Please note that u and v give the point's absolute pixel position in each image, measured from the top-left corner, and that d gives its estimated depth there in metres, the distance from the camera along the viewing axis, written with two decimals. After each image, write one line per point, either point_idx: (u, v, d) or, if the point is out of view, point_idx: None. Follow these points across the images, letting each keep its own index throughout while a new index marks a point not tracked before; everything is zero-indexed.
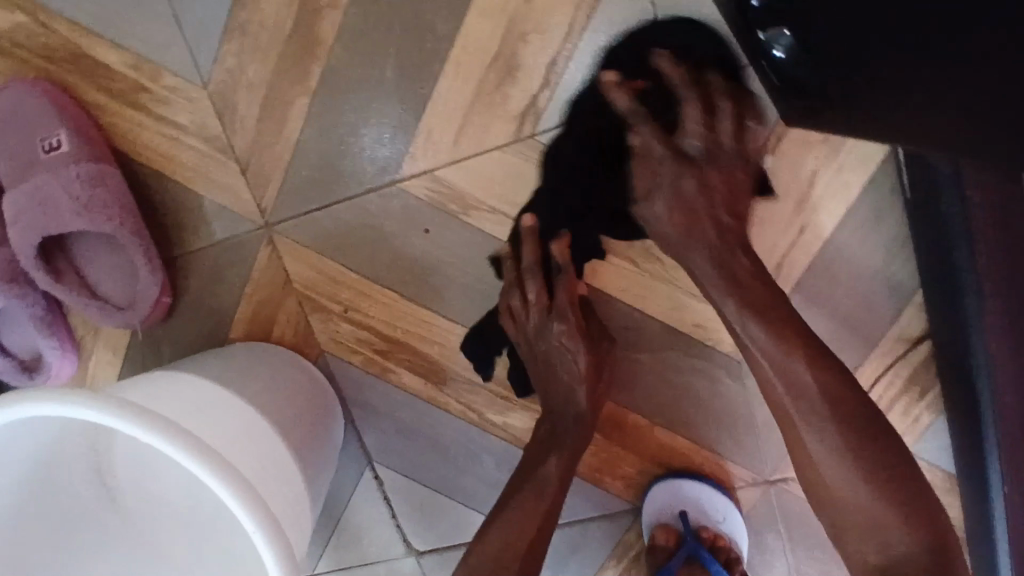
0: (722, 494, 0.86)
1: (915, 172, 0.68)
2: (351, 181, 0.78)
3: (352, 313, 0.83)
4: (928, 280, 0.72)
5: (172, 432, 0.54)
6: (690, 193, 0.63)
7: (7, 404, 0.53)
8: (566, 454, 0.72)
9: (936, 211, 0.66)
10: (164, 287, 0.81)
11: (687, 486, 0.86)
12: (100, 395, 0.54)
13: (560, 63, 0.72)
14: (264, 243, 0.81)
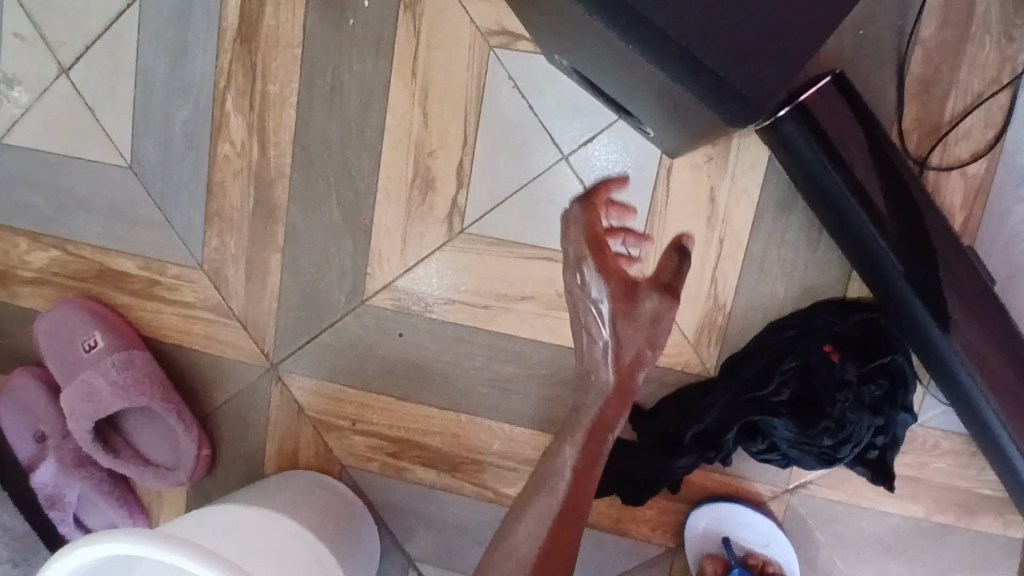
0: (758, 516, 0.84)
1: (792, 163, 0.74)
2: (329, 311, 0.91)
3: (360, 425, 0.93)
4: (847, 252, 0.75)
5: (227, 565, 0.65)
6: None
7: (99, 545, 0.64)
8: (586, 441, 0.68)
9: (812, 186, 0.73)
10: (201, 441, 0.94)
11: (720, 512, 0.84)
12: (169, 537, 0.65)
13: (467, 166, 0.84)
14: (273, 381, 0.93)
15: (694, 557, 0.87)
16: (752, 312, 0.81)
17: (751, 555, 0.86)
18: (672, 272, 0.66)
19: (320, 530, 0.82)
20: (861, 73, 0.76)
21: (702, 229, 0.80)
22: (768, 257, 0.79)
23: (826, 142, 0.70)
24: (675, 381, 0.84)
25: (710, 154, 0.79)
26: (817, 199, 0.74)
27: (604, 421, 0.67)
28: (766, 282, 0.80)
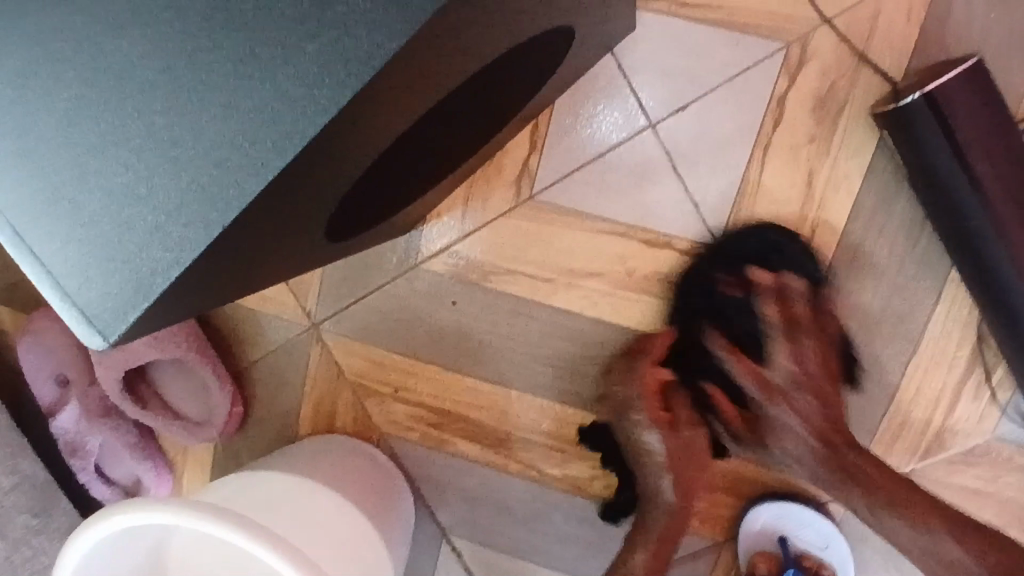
0: (824, 516, 0.81)
1: (905, 154, 0.68)
2: (379, 271, 0.85)
3: (402, 392, 0.89)
4: (958, 254, 0.69)
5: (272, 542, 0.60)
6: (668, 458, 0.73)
7: (127, 514, 0.60)
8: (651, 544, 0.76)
9: (932, 182, 0.67)
10: (234, 398, 0.90)
11: (786, 508, 0.81)
12: (203, 512, 0.60)
13: (541, 128, 0.78)
14: (314, 341, 0.89)
15: (747, 547, 0.82)
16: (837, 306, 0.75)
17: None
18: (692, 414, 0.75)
19: (360, 497, 0.78)
20: (994, 54, 0.68)
21: (794, 214, 0.74)
22: (862, 250, 0.74)
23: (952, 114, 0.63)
24: None
25: (812, 134, 0.72)
26: (936, 195, 0.67)
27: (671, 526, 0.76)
28: (856, 278, 0.74)
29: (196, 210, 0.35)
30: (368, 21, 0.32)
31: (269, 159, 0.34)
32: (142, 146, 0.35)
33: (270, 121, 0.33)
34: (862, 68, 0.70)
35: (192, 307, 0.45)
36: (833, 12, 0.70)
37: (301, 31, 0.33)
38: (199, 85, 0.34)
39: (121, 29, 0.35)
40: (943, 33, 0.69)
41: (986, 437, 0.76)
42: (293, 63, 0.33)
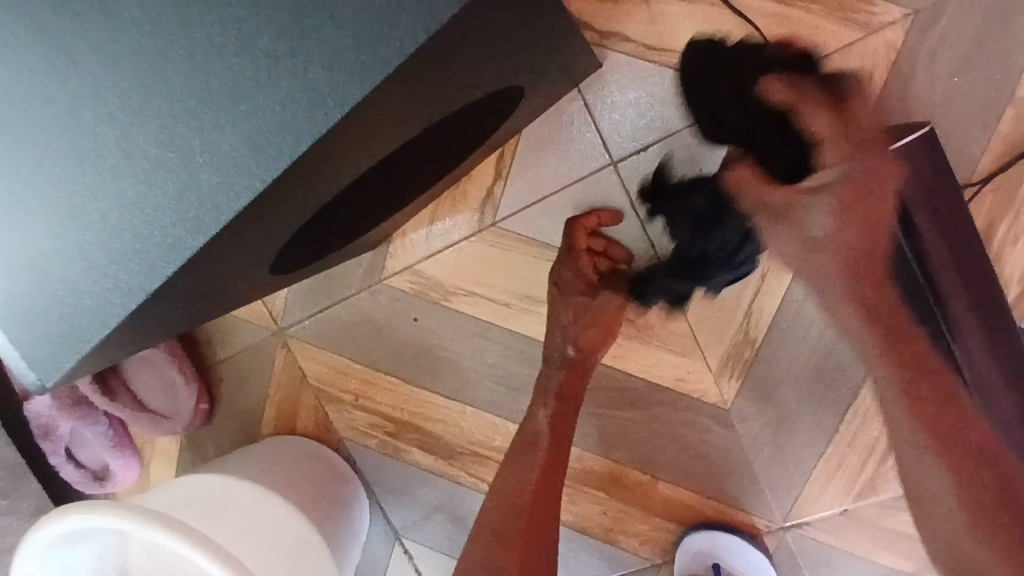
0: (757, 549, 0.84)
1: None
2: (344, 284, 0.88)
3: (362, 401, 0.91)
4: None
5: (223, 557, 0.63)
6: (586, 307, 0.75)
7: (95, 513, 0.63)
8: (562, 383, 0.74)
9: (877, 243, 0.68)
10: (200, 394, 0.93)
11: (721, 540, 0.84)
12: (163, 520, 0.63)
13: (507, 159, 0.80)
14: (280, 346, 0.91)
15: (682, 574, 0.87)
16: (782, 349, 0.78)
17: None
18: (599, 308, 0.76)
19: (315, 504, 0.81)
20: (949, 120, 0.69)
21: None
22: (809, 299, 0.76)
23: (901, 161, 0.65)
24: (688, 407, 0.82)
25: None
26: None
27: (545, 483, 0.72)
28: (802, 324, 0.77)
29: (112, 285, 0.37)
30: (283, 119, 0.34)
31: (180, 243, 0.36)
32: (64, 218, 0.37)
33: (187, 202, 0.36)
34: None
35: (136, 343, 0.48)
36: None
37: (218, 122, 0.35)
38: (116, 165, 0.36)
39: (37, 102, 0.37)
40: (901, 96, 0.69)
41: None
42: (210, 153, 0.35)
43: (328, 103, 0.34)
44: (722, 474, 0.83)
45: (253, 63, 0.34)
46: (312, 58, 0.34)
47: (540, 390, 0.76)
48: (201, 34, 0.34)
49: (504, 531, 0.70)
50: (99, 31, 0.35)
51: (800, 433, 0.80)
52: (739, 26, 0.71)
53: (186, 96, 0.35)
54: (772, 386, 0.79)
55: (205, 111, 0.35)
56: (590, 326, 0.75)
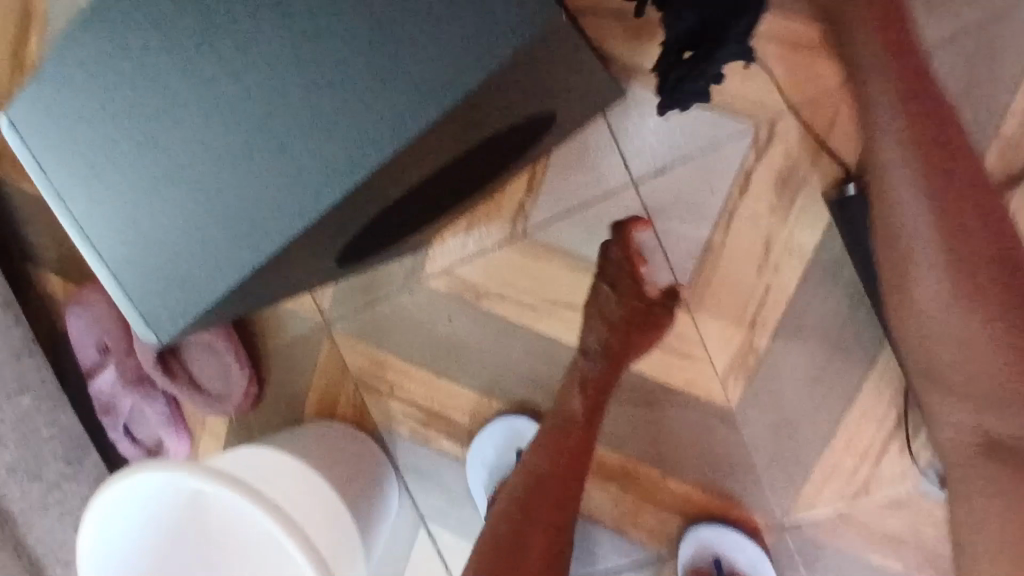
0: (756, 544, 0.90)
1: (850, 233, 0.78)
2: (387, 282, 0.97)
3: (397, 391, 1.00)
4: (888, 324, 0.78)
5: (269, 510, 0.71)
6: (624, 301, 0.83)
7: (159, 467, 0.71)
8: (597, 374, 0.81)
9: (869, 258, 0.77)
10: (251, 379, 1.02)
11: (724, 536, 0.89)
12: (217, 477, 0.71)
13: (539, 175, 0.89)
14: (326, 337, 1.01)
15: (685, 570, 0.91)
16: (783, 357, 0.85)
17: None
18: (635, 309, 0.83)
19: (348, 481, 0.89)
20: None
21: (752, 274, 0.84)
22: (809, 312, 0.83)
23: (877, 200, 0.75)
24: (696, 407, 0.89)
25: (772, 205, 0.82)
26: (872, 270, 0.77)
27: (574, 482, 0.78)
28: (802, 334, 0.84)
29: (221, 259, 0.51)
30: (366, 153, 0.47)
31: (270, 234, 0.49)
32: (194, 206, 0.51)
33: (289, 217, 0.49)
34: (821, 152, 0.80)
35: (225, 315, 0.57)
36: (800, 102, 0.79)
37: (311, 145, 0.48)
38: (233, 170, 0.50)
39: (179, 120, 0.51)
40: None
41: (905, 488, 0.86)
42: (309, 180, 0.48)
43: (399, 139, 0.46)
44: (726, 471, 0.90)
45: (342, 111, 0.47)
46: (388, 106, 0.46)
47: (574, 380, 0.82)
48: (301, 94, 0.48)
49: (535, 492, 0.76)
50: (230, 73, 0.49)
51: (799, 436, 0.87)
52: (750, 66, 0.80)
53: (293, 139, 0.48)
54: (774, 390, 0.86)
55: (308, 149, 0.48)
56: (622, 335, 0.82)
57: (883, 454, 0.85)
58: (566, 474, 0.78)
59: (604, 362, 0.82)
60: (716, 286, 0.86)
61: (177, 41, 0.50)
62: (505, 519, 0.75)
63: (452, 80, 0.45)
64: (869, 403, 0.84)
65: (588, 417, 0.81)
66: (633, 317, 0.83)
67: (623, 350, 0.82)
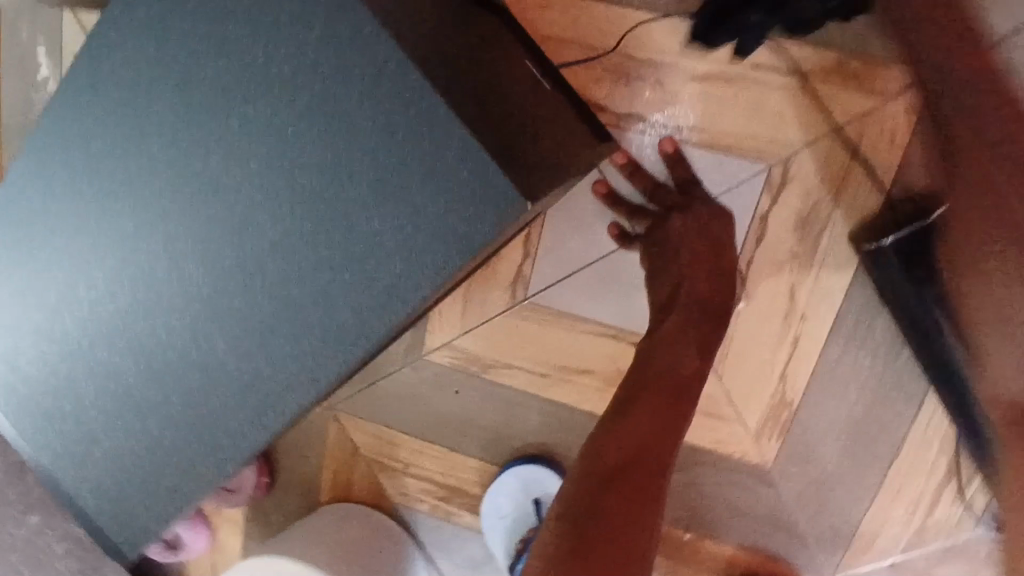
0: None
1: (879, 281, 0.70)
2: (387, 360, 0.91)
3: (412, 469, 0.95)
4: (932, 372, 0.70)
5: None
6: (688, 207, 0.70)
7: None
8: (689, 278, 0.67)
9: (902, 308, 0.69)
10: (260, 468, 0.98)
11: None
12: None
13: (534, 238, 0.82)
14: (331, 419, 0.96)
15: None
16: (819, 410, 0.78)
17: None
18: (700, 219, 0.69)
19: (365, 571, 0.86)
20: None
21: (777, 326, 0.77)
22: (843, 361, 0.76)
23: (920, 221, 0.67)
24: (729, 467, 0.83)
25: (794, 250, 0.74)
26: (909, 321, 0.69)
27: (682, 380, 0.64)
28: (836, 385, 0.77)
29: (162, 457, 0.52)
30: (350, 333, 0.46)
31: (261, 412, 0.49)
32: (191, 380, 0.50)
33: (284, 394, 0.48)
34: (844, 190, 0.71)
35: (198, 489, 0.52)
36: (816, 136, 0.71)
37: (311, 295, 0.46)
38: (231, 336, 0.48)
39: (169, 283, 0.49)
40: (926, 159, 0.69)
41: (963, 534, 0.79)
42: (297, 356, 0.47)
43: (382, 318, 0.45)
44: (768, 530, 0.84)
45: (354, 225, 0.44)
46: (393, 257, 0.44)
47: (675, 310, 0.66)
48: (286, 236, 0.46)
49: (613, 477, 0.57)
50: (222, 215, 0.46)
51: (843, 488, 0.80)
52: (756, 101, 0.71)
53: (282, 313, 0.47)
54: (813, 445, 0.80)
55: (292, 323, 0.47)
56: (698, 320, 0.65)
57: (936, 500, 0.79)
58: (650, 457, 0.60)
59: (685, 346, 0.64)
60: (739, 341, 0.78)
61: (171, 213, 0.48)
62: (569, 506, 0.56)
63: (429, 266, 0.44)
64: (917, 451, 0.78)
65: (678, 384, 0.64)
66: (713, 294, 0.67)
67: (699, 350, 0.65)
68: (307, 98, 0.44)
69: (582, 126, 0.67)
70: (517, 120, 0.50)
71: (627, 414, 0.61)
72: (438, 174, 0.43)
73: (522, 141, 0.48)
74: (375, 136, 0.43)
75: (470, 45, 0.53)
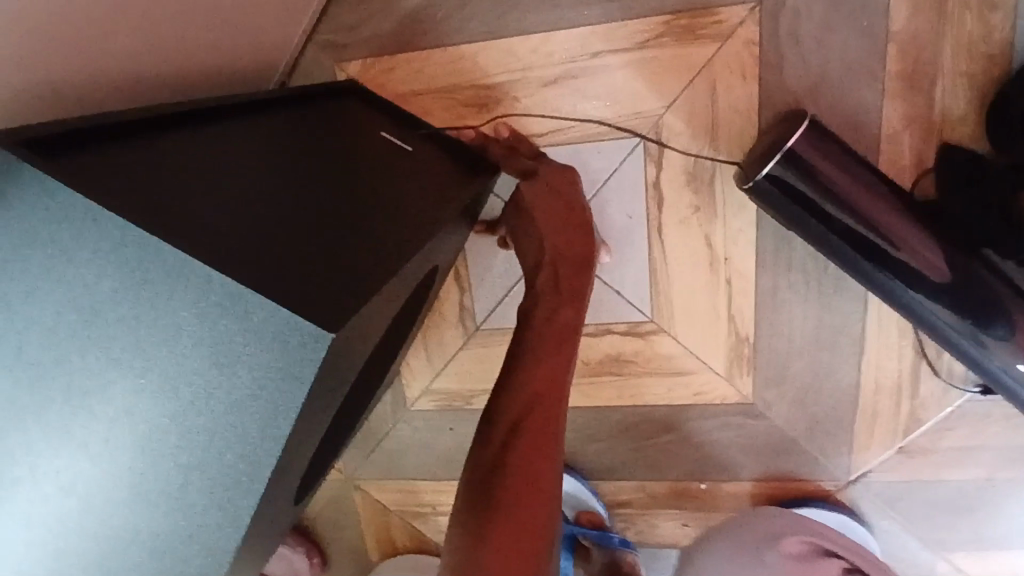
0: (831, 509, 0.88)
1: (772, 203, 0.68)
2: (380, 421, 0.96)
3: (440, 508, 1.00)
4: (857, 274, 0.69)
5: None
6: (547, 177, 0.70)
7: None
8: (556, 228, 0.68)
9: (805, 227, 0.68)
10: (309, 552, 1.04)
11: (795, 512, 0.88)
12: None
13: (463, 272, 0.86)
14: (354, 488, 1.02)
15: None
16: (775, 336, 0.81)
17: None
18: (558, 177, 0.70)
19: None
20: (835, 83, 0.69)
21: (707, 275, 0.79)
22: (778, 286, 0.78)
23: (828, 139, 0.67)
24: (714, 413, 0.86)
25: (695, 205, 0.76)
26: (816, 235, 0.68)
27: (563, 324, 0.65)
28: (782, 310, 0.80)
29: None
30: (223, 483, 0.42)
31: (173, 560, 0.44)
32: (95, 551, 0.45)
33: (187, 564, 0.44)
34: (718, 138, 0.73)
35: None
36: (673, 95, 0.72)
37: (182, 443, 0.42)
38: (117, 500, 0.43)
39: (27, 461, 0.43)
40: (779, 81, 0.70)
41: (949, 402, 0.82)
42: (182, 525, 0.43)
43: (249, 458, 0.42)
44: (772, 454, 0.88)
45: (202, 362, 0.40)
46: (247, 389, 0.41)
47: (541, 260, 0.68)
48: (130, 383, 0.41)
49: (512, 430, 0.58)
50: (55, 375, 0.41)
51: (827, 398, 0.83)
52: (605, 84, 0.73)
53: (142, 472, 0.42)
54: (782, 369, 0.82)
55: (159, 477, 0.42)
56: (568, 271, 0.67)
57: (915, 381, 0.81)
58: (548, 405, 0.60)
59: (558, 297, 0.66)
60: (678, 300, 0.81)
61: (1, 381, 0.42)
62: (476, 472, 0.57)
63: (280, 397, 0.41)
64: (879, 342, 0.80)
65: (560, 333, 0.65)
66: (570, 243, 0.67)
67: (573, 299, 0.66)
68: (86, 293, 0.40)
69: (456, 162, 0.71)
70: (345, 226, 0.51)
71: (522, 366, 0.63)
72: (243, 329, 0.40)
73: (354, 258, 0.48)
74: (162, 286, 0.39)
75: (286, 167, 0.54)
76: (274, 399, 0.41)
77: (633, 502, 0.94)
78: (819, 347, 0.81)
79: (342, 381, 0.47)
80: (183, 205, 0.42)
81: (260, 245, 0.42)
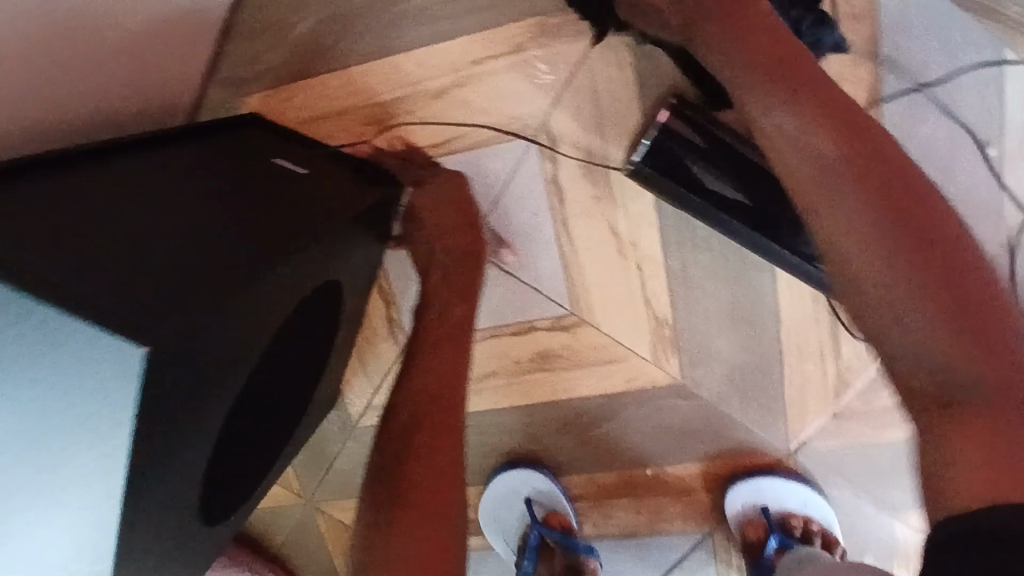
0: (799, 482, 0.89)
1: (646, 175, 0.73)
2: (331, 442, 0.98)
3: None
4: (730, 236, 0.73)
5: None
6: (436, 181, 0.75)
7: None
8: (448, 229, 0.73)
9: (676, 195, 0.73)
10: None
11: (765, 485, 0.89)
12: None
13: (388, 286, 0.88)
14: (315, 512, 1.02)
15: (737, 522, 0.91)
16: (693, 314, 0.82)
17: (790, 517, 0.90)
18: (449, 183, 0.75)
19: None
20: None
21: (618, 262, 0.81)
22: (688, 265, 0.80)
23: (690, 120, 0.72)
24: (649, 397, 0.87)
25: (595, 195, 0.78)
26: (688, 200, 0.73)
27: (456, 318, 0.68)
28: (696, 288, 0.81)
29: None
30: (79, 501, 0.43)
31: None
32: None
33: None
34: (606, 129, 0.75)
35: None
36: (557, 93, 0.75)
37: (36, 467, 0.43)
38: None
39: None
40: (654, 68, 0.72)
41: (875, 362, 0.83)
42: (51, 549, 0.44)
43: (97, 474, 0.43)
44: (711, 432, 0.89)
45: (43, 385, 0.42)
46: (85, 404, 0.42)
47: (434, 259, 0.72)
48: None
49: (411, 428, 0.60)
50: None
51: (754, 370, 0.84)
52: (491, 89, 0.75)
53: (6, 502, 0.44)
54: (706, 346, 0.84)
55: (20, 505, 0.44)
56: (462, 269, 0.72)
57: (837, 344, 0.82)
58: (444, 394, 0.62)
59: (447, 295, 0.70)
60: (595, 291, 0.83)
61: None
62: (380, 478, 0.58)
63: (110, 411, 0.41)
64: (795, 309, 0.81)
65: (454, 327, 0.68)
66: (459, 242, 0.72)
67: (462, 295, 0.70)
68: None
69: (352, 175, 0.72)
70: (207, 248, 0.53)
71: (417, 365, 0.64)
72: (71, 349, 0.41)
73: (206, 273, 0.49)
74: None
75: (157, 200, 0.56)
76: (114, 416, 0.41)
77: (586, 496, 0.95)
78: (737, 321, 0.82)
79: (199, 393, 0.48)
80: (20, 245, 0.44)
81: (92, 270, 0.44)
